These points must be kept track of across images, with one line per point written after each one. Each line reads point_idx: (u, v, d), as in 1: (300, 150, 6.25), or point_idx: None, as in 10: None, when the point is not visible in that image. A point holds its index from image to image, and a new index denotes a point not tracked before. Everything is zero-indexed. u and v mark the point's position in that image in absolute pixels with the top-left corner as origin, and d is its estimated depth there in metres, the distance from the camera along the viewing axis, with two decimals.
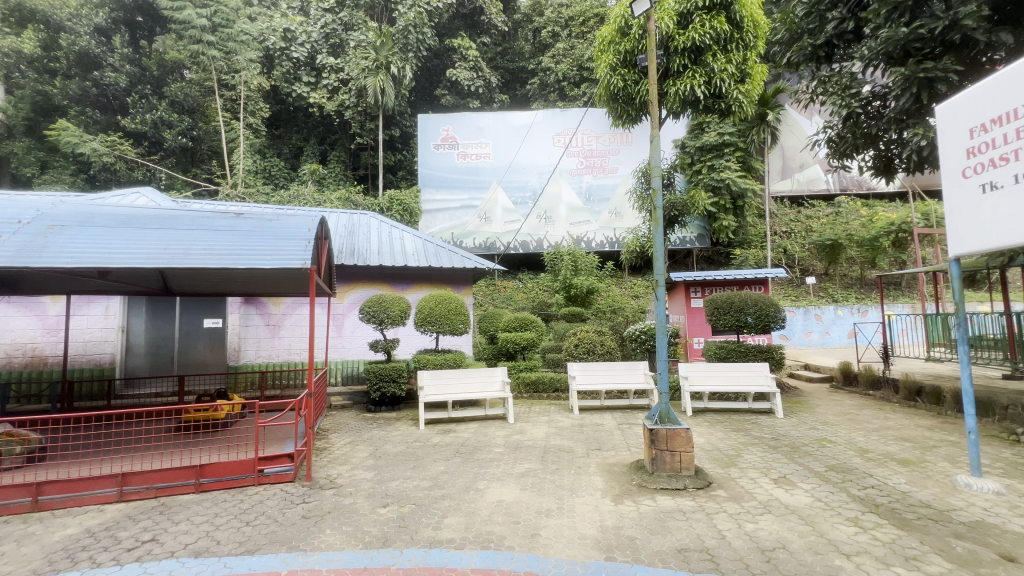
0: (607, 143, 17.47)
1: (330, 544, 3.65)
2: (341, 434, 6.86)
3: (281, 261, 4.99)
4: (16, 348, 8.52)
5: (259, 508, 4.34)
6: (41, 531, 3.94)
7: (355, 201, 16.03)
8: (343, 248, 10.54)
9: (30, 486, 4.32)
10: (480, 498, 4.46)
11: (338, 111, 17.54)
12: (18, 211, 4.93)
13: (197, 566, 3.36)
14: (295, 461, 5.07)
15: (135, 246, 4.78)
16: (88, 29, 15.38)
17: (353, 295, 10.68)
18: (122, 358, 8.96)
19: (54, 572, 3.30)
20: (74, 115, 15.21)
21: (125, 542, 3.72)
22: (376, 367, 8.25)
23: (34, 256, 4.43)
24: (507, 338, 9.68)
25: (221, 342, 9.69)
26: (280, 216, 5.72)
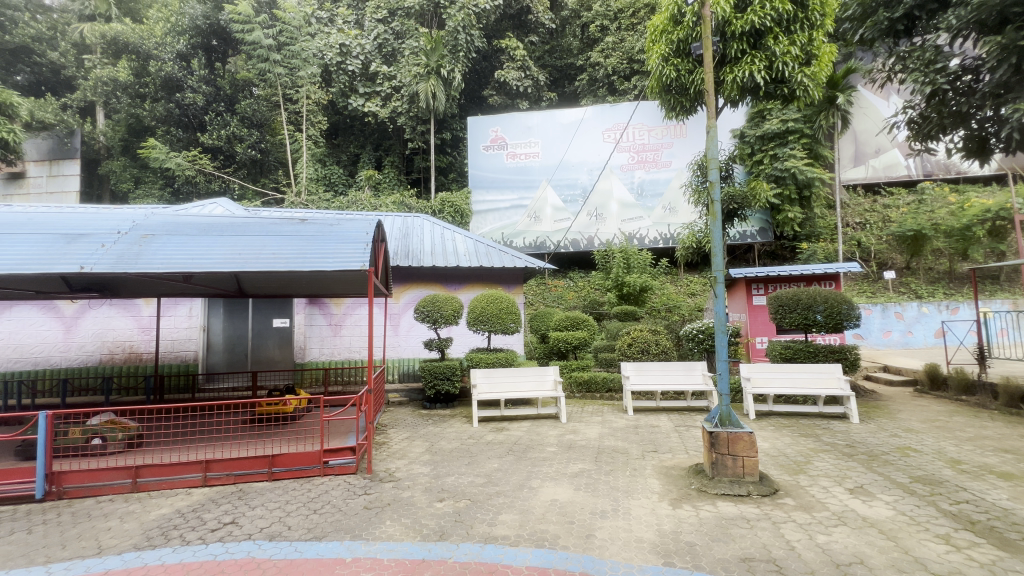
0: (660, 136, 16.90)
1: (390, 535, 3.80)
2: (398, 430, 7.12)
3: (342, 263, 5.24)
4: (117, 345, 9.52)
5: (325, 497, 4.59)
6: (140, 510, 4.38)
7: (409, 204, 16.53)
8: (398, 250, 10.92)
9: (130, 469, 4.81)
10: (534, 497, 4.47)
11: (391, 118, 18.15)
12: (117, 224, 5.52)
13: (270, 549, 3.61)
14: (356, 454, 5.31)
15: (214, 251, 5.20)
16: (171, 55, 16.43)
17: (408, 295, 11.04)
18: (204, 355, 9.79)
19: (150, 547, 3.66)
20: (161, 134, 16.80)
21: (209, 523, 4.06)
22: (431, 365, 8.47)
23: (132, 262, 4.93)
24: (559, 337, 9.64)
25: (289, 340, 10.34)
26: (340, 222, 6.03)
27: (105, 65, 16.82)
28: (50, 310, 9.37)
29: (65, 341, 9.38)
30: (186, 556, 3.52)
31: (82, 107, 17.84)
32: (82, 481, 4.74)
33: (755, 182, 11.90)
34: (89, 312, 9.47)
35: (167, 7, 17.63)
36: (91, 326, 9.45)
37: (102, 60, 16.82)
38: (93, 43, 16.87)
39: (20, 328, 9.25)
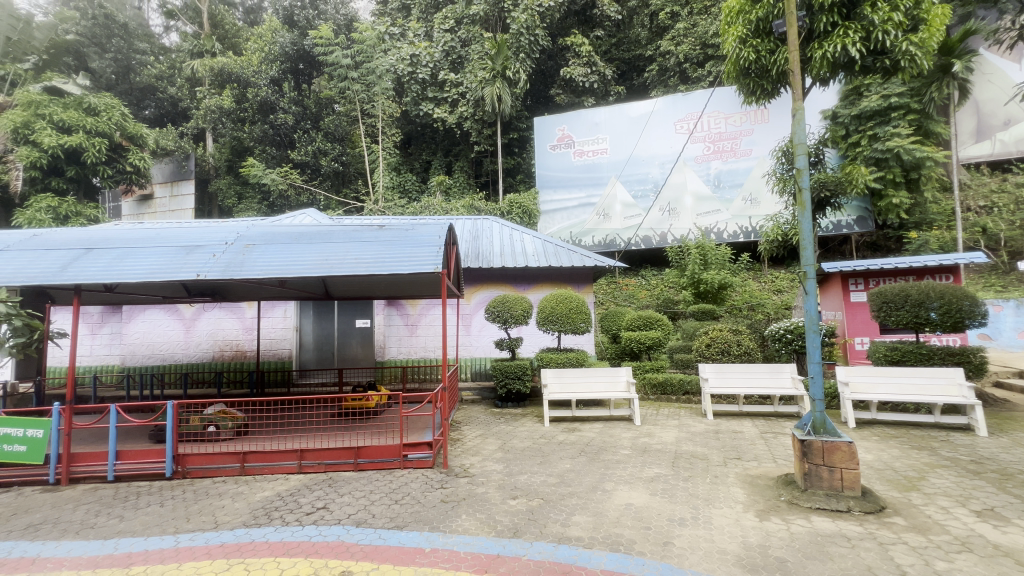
0: (738, 123, 15.84)
1: (466, 529, 3.91)
2: (472, 427, 7.31)
3: (417, 266, 5.49)
4: (226, 344, 10.67)
5: (405, 489, 4.84)
6: (247, 491, 4.90)
7: (479, 207, 16.87)
8: (468, 252, 11.22)
9: (238, 454, 5.39)
10: (608, 500, 4.39)
11: (458, 123, 18.65)
12: (224, 236, 6.20)
13: (357, 534, 3.86)
14: (433, 449, 5.53)
15: (303, 258, 5.65)
16: (266, 81, 18.09)
17: (479, 296, 11.31)
18: (297, 353, 10.69)
19: (256, 525, 4.07)
20: (258, 153, 18.59)
21: (304, 507, 4.43)
22: (502, 364, 8.62)
23: (237, 269, 5.51)
24: (631, 337, 9.38)
25: (370, 340, 11.01)
26: (414, 227, 6.32)
27: (212, 94, 18.89)
28: (173, 313, 10.71)
29: (185, 339, 10.67)
30: (286, 535, 3.88)
31: (195, 134, 20.09)
32: (201, 463, 5.38)
33: (850, 154, 10.77)
34: (204, 313, 10.71)
35: (260, 38, 19.42)
36: (206, 326, 10.69)
37: (210, 91, 18.91)
38: (203, 77, 19.05)
39: (150, 328, 10.66)
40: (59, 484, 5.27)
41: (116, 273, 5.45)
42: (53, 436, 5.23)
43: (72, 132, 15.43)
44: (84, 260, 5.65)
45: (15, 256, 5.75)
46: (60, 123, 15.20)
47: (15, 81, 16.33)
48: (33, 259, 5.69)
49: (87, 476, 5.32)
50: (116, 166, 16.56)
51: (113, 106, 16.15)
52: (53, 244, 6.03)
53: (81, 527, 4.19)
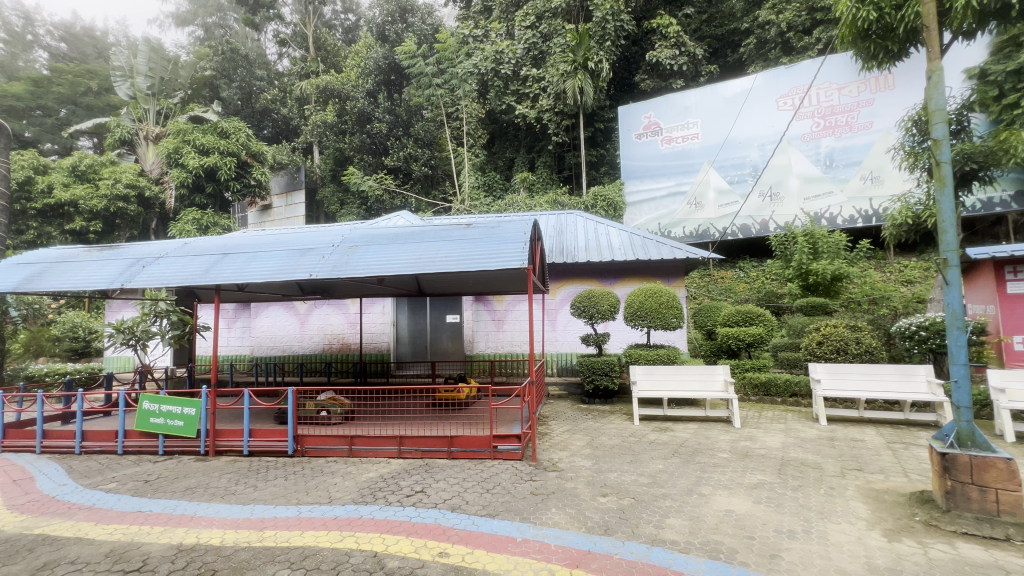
0: (855, 93, 14.03)
1: (556, 522, 3.94)
2: (559, 422, 7.32)
3: (504, 262, 5.60)
4: (334, 337, 11.75)
5: (496, 479, 4.99)
6: (354, 472, 5.37)
7: (562, 202, 16.76)
8: (553, 247, 11.20)
9: (346, 437, 5.93)
10: (705, 504, 4.15)
11: (539, 117, 18.57)
12: (331, 239, 6.82)
13: (453, 518, 4.06)
14: (522, 442, 5.63)
15: (399, 257, 6.03)
16: (362, 94, 19.43)
17: (564, 291, 11.27)
18: (394, 346, 11.46)
19: (363, 503, 4.45)
20: (357, 162, 20.11)
21: (404, 490, 4.76)
22: (589, 359, 8.51)
23: (343, 269, 6.04)
24: (728, 334, 8.74)
25: (460, 334, 11.46)
26: (500, 224, 6.46)
27: (318, 110, 20.53)
28: (291, 309, 12.02)
29: (300, 332, 11.93)
30: (389, 514, 4.20)
31: (304, 148, 22.21)
32: (316, 443, 6.01)
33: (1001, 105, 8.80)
34: (315, 310, 11.89)
35: (356, 54, 20.80)
36: (317, 321, 11.85)
37: (316, 107, 20.62)
38: (310, 95, 20.94)
39: (272, 323, 12.07)
40: (207, 455, 6.19)
41: (246, 274, 6.24)
42: (202, 414, 6.15)
43: (209, 154, 17.92)
44: (222, 264, 6.54)
45: (172, 262, 6.82)
46: (201, 147, 17.75)
47: (167, 113, 19.29)
48: (185, 263, 6.71)
49: (228, 449, 6.19)
50: (243, 181, 18.89)
51: (241, 129, 18.49)
52: (198, 250, 7.07)
53: (225, 492, 4.89)
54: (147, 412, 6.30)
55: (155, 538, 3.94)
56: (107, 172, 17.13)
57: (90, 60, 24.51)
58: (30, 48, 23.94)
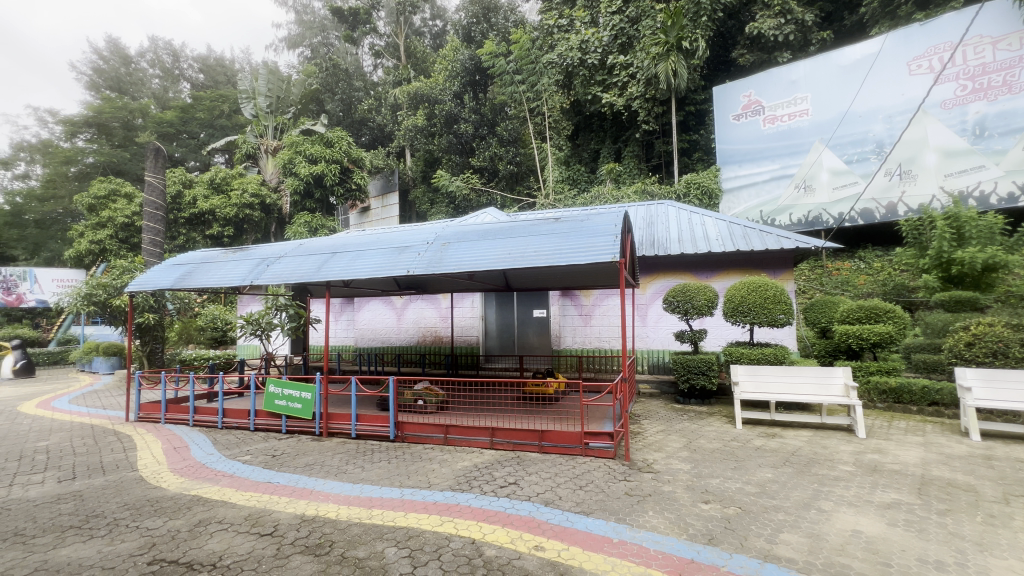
0: (1016, 46, 11.73)
1: (655, 526, 3.78)
2: (653, 422, 7.03)
3: (594, 256, 5.47)
4: (428, 330, 12.36)
5: (589, 476, 4.92)
6: (450, 459, 5.62)
7: (651, 192, 16.00)
8: (643, 240, 10.73)
9: (441, 426, 6.21)
10: (826, 521, 3.74)
11: (627, 105, 17.85)
12: (426, 237, 7.14)
13: (547, 513, 4.07)
14: (614, 440, 5.46)
15: (490, 253, 6.15)
16: (450, 96, 20.02)
17: (655, 286, 10.80)
18: (483, 340, 11.79)
19: (460, 490, 4.63)
20: (446, 162, 20.89)
21: (498, 480, 4.87)
22: (683, 357, 8.09)
23: (437, 265, 6.31)
24: (849, 332, 7.78)
25: (547, 329, 11.49)
26: (590, 217, 6.32)
27: (409, 115, 21.33)
28: (389, 303, 12.85)
29: (397, 325, 12.72)
30: (484, 503, 4.32)
31: (397, 152, 23.52)
32: (415, 430, 6.36)
33: None
34: (411, 304, 12.60)
35: (443, 58, 21.49)
36: (412, 315, 12.56)
37: (408, 113, 21.37)
38: (402, 102, 21.70)
39: (373, 317, 13.01)
40: (322, 435, 6.84)
41: (351, 271, 6.75)
42: (317, 398, 6.81)
43: (318, 162, 19.72)
44: (331, 262, 7.15)
45: (291, 261, 7.60)
46: (310, 157, 19.59)
47: (282, 128, 21.51)
48: (301, 262, 7.44)
49: (338, 432, 6.79)
50: (346, 185, 20.70)
51: (343, 138, 20.23)
52: (312, 250, 7.79)
53: (337, 470, 5.36)
54: (272, 395, 7.11)
55: (283, 507, 4.43)
56: (237, 184, 19.57)
57: (221, 86, 28.10)
58: (177, 80, 28.01)
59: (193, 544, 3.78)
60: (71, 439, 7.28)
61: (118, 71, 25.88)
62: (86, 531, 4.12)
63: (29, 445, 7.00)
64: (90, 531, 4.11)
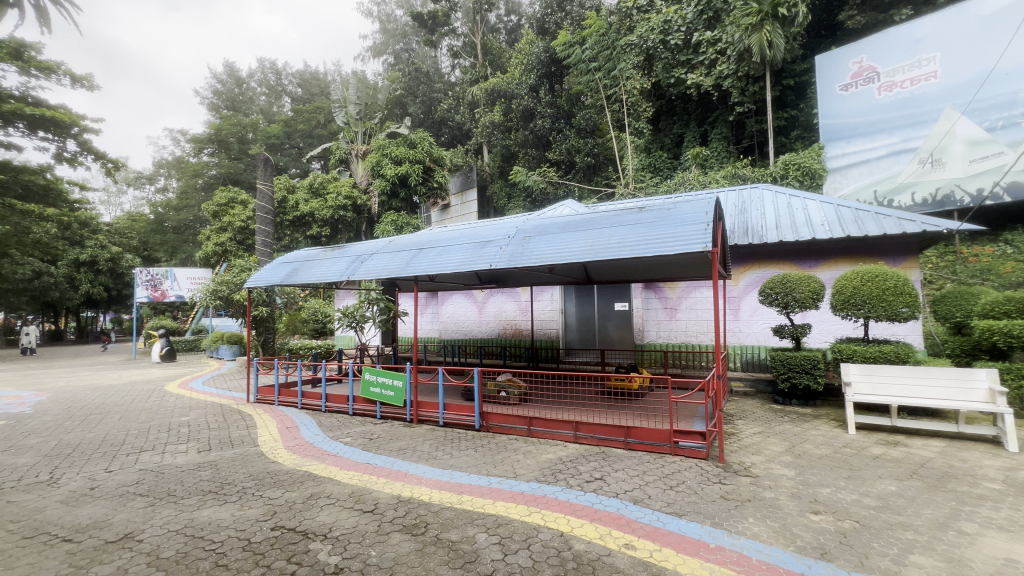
0: None
1: (756, 534, 3.52)
2: (748, 423, 6.57)
3: (683, 246, 5.21)
4: (508, 323, 12.56)
5: (680, 476, 4.70)
6: (535, 451, 5.67)
7: (742, 175, 14.86)
8: (734, 227, 9.96)
9: (525, 418, 6.29)
10: (969, 546, 3.24)
11: (716, 85, 16.68)
12: (507, 231, 7.23)
13: (636, 511, 3.96)
14: (707, 440, 5.17)
15: (571, 245, 6.09)
16: (527, 90, 20.05)
17: (749, 277, 10.06)
18: (563, 333, 11.76)
19: (546, 482, 4.65)
20: (522, 157, 20.95)
21: (584, 475, 4.83)
22: (784, 354, 7.46)
23: (519, 258, 6.39)
24: (993, 329, 6.67)
25: (628, 323, 11.18)
26: (677, 205, 6.01)
27: (486, 113, 21.59)
28: (470, 297, 13.24)
29: (479, 318, 13.07)
30: (571, 497, 4.30)
31: (475, 149, 24.07)
32: (499, 421, 6.51)
33: None
34: (492, 298, 12.88)
35: (519, 52, 21.47)
36: (492, 308, 12.83)
37: (486, 110, 21.67)
38: (480, 99, 22.04)
39: (456, 310, 13.49)
40: (412, 422, 7.23)
41: (438, 266, 7.05)
42: (408, 386, 7.20)
43: (402, 163, 20.78)
44: (419, 258, 7.51)
45: (383, 257, 8.11)
46: (396, 158, 20.70)
47: (370, 133, 22.90)
48: (392, 259, 7.89)
49: (428, 419, 7.14)
50: (428, 184, 21.61)
51: (425, 139, 21.23)
52: (401, 246, 8.22)
53: (428, 456, 5.65)
54: (368, 382, 7.65)
55: (381, 487, 4.76)
56: (332, 188, 21.18)
57: (316, 98, 30.55)
58: (280, 96, 30.89)
59: (307, 515, 4.19)
60: (206, 416, 8.39)
61: (233, 91, 29.12)
62: (221, 496, 4.72)
63: (175, 419, 8.19)
64: (225, 496, 4.70)
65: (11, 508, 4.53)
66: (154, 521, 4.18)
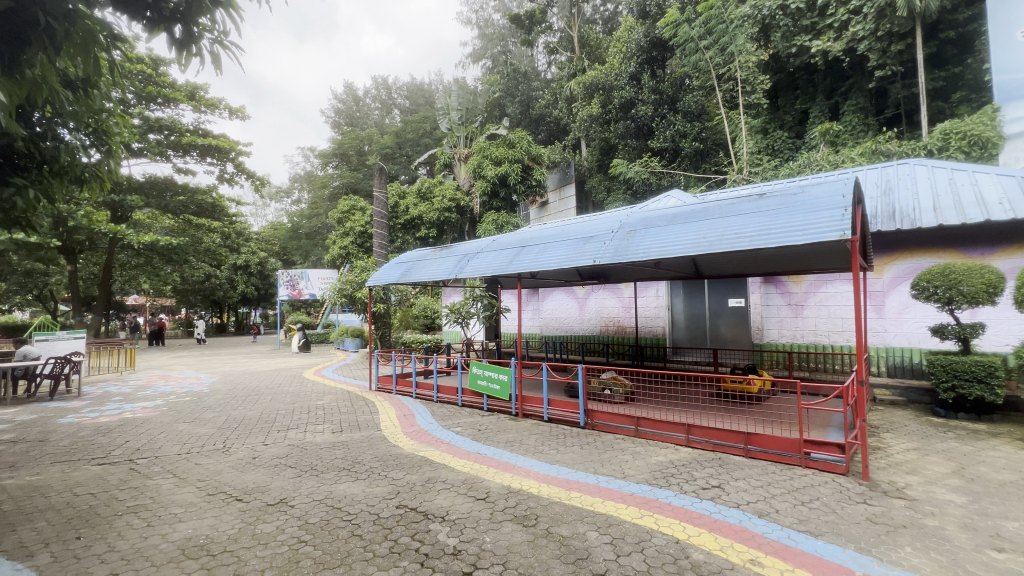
0: None
1: (916, 566, 3.04)
2: (900, 437, 5.67)
3: (814, 235, 4.67)
4: (610, 320, 12.30)
5: (814, 492, 4.22)
6: (643, 452, 5.49)
7: (885, 150, 12.88)
8: (877, 211, 8.65)
9: (632, 418, 6.11)
10: None
11: (849, 49, 14.66)
12: (609, 225, 7.07)
13: (762, 525, 3.64)
14: (847, 453, 4.58)
15: (681, 238, 5.77)
16: (626, 79, 19.17)
17: (897, 268, 8.69)
18: (670, 331, 11.23)
19: (658, 486, 4.47)
20: (622, 148, 20.16)
21: (700, 481, 4.55)
22: (946, 359, 6.33)
23: (624, 253, 6.22)
24: None
25: (745, 320, 10.30)
26: (806, 189, 5.36)
27: (584, 106, 21.25)
28: (571, 294, 13.20)
29: (580, 315, 12.98)
30: (686, 503, 4.08)
31: (573, 144, 23.88)
32: (604, 419, 6.41)
33: None
34: (593, 295, 12.72)
35: (617, 40, 20.70)
36: (593, 305, 12.67)
37: (583, 103, 21.33)
38: (577, 93, 21.80)
39: (557, 307, 13.55)
40: (518, 416, 7.41)
41: (541, 263, 7.13)
42: (513, 380, 7.38)
43: (502, 163, 21.34)
44: (521, 255, 7.67)
45: (487, 255, 8.41)
46: (496, 159, 21.30)
47: (472, 137, 23.87)
48: (495, 257, 8.14)
49: (533, 414, 7.28)
50: (527, 182, 21.94)
51: (523, 137, 21.56)
52: (503, 244, 8.46)
53: (535, 449, 5.76)
54: (476, 375, 8.01)
55: (491, 477, 4.95)
56: (438, 192, 22.47)
57: (422, 108, 32.69)
58: (391, 109, 33.46)
59: (427, 497, 4.51)
60: (337, 401, 9.44)
61: (352, 108, 32.34)
62: (353, 473, 5.29)
63: (313, 402, 9.35)
64: (356, 474, 5.26)
65: (199, 469, 5.53)
66: (301, 490, 4.81)
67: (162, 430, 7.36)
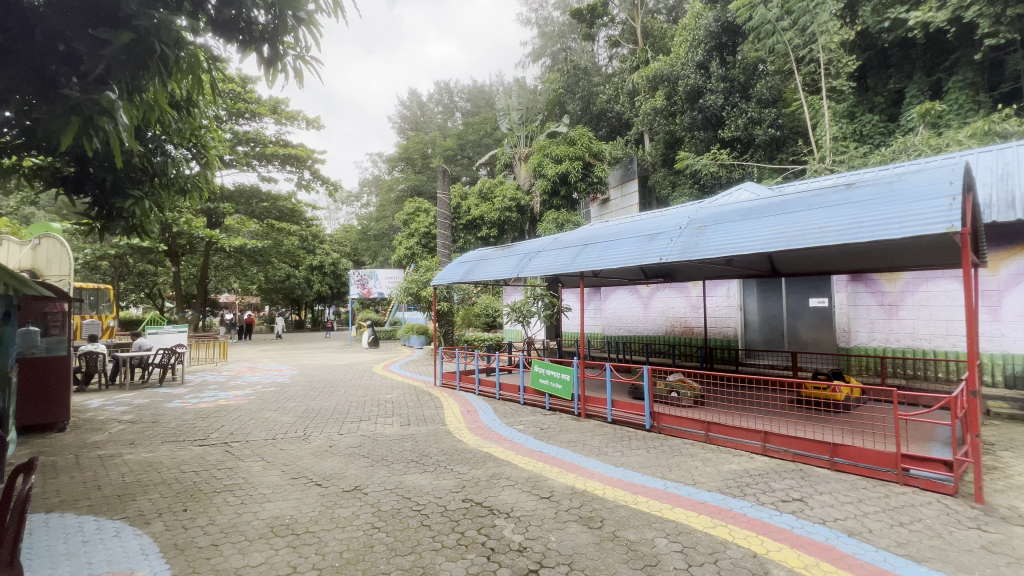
0: None
1: None
2: (1023, 457, 4.96)
3: (915, 228, 4.20)
4: (677, 320, 11.85)
5: (915, 513, 3.80)
6: (715, 459, 5.23)
7: (1001, 131, 11.33)
8: (992, 199, 7.61)
9: (703, 422, 5.84)
10: None
11: (953, 18, 13.10)
12: (676, 222, 6.81)
13: (852, 545, 3.34)
14: (955, 472, 4.09)
15: (757, 233, 5.42)
16: (693, 68, 17.95)
17: (1016, 264, 7.64)
18: (743, 332, 10.63)
19: (732, 495, 4.24)
20: (689, 140, 18.94)
21: (779, 493, 4.25)
22: None
23: (693, 251, 5.95)
24: None
25: (829, 322, 9.52)
26: (905, 176, 4.83)
27: (647, 99, 20.56)
28: (635, 293, 12.85)
29: (644, 314, 12.62)
30: (764, 515, 3.83)
31: (636, 139, 23.22)
32: (672, 423, 6.16)
33: None
34: (658, 293, 12.31)
35: (683, 29, 19.83)
36: (658, 304, 12.27)
37: (646, 96, 20.64)
38: (640, 87, 21.15)
39: (619, 306, 13.25)
40: (580, 415, 7.33)
41: (604, 262, 7.00)
42: (575, 380, 7.31)
43: (563, 161, 21.21)
44: (584, 254, 7.57)
45: (548, 254, 8.37)
46: (556, 157, 21.21)
47: (532, 136, 23.94)
48: (557, 256, 8.10)
49: (596, 414, 7.16)
50: (588, 180, 21.62)
51: (584, 134, 21.30)
52: (565, 243, 8.40)
53: (599, 451, 5.67)
54: (538, 374, 8.02)
55: (555, 477, 4.94)
56: (498, 192, 22.73)
57: (483, 110, 33.27)
58: (453, 112, 34.33)
59: (491, 492, 4.58)
60: (404, 395, 9.84)
61: (417, 114, 33.62)
62: (421, 465, 5.49)
63: (382, 396, 9.82)
64: (424, 466, 5.45)
65: (283, 454, 6.00)
66: (374, 478, 5.07)
67: (252, 417, 8.07)
